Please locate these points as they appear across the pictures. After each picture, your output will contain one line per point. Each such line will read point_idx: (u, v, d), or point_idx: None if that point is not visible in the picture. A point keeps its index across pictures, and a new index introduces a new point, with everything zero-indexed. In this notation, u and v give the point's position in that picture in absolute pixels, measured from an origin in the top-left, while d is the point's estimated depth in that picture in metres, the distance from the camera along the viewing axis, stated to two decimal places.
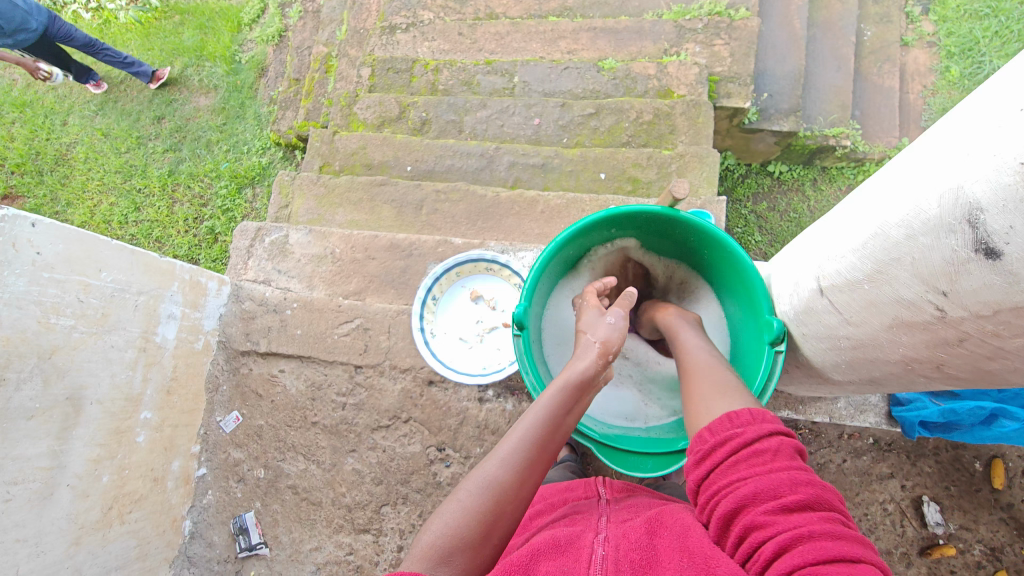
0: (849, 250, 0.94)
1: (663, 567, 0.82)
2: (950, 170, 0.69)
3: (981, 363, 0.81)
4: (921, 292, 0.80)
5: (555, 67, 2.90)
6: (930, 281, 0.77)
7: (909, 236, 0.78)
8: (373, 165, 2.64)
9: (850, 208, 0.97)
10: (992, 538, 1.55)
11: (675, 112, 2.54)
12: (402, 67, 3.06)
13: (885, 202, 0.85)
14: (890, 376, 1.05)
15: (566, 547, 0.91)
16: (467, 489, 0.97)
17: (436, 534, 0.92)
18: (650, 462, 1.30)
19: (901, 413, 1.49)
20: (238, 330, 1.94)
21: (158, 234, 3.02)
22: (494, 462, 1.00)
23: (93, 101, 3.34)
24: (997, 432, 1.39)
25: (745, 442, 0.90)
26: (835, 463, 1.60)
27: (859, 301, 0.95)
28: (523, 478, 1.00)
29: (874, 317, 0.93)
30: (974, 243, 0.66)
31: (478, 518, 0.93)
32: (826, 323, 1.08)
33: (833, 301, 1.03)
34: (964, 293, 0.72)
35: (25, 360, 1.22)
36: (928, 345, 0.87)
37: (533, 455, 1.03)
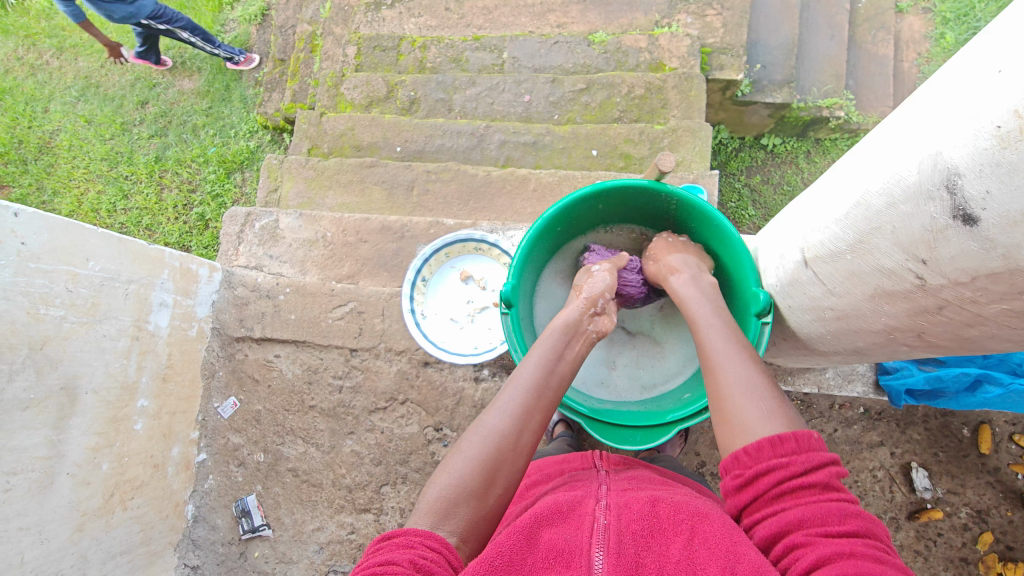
0: (832, 221, 0.94)
1: (668, 539, 0.84)
2: (931, 135, 0.69)
3: (960, 331, 0.82)
4: (901, 261, 0.81)
5: (545, 42, 2.84)
6: (909, 249, 0.78)
7: (890, 204, 0.78)
8: (363, 146, 2.60)
9: (834, 179, 0.96)
10: (980, 500, 1.59)
11: (667, 86, 2.50)
12: (388, 45, 2.99)
13: (867, 170, 0.84)
14: (876, 347, 1.06)
15: (569, 513, 0.91)
16: (470, 442, 1.04)
17: (443, 486, 0.98)
18: (639, 435, 1.33)
19: (887, 381, 1.51)
20: (231, 316, 1.94)
21: (148, 222, 2.99)
22: (493, 415, 1.07)
23: (73, 87, 3.26)
24: (981, 399, 1.42)
25: (793, 473, 0.86)
26: (826, 432, 1.62)
27: (842, 272, 0.95)
28: (521, 428, 1.06)
29: (857, 287, 0.94)
30: (952, 209, 0.66)
31: (481, 465, 0.99)
32: (811, 294, 1.09)
33: (817, 272, 1.03)
34: (942, 261, 0.72)
35: (16, 351, 1.22)
36: (910, 315, 0.87)
37: (530, 405, 1.10)
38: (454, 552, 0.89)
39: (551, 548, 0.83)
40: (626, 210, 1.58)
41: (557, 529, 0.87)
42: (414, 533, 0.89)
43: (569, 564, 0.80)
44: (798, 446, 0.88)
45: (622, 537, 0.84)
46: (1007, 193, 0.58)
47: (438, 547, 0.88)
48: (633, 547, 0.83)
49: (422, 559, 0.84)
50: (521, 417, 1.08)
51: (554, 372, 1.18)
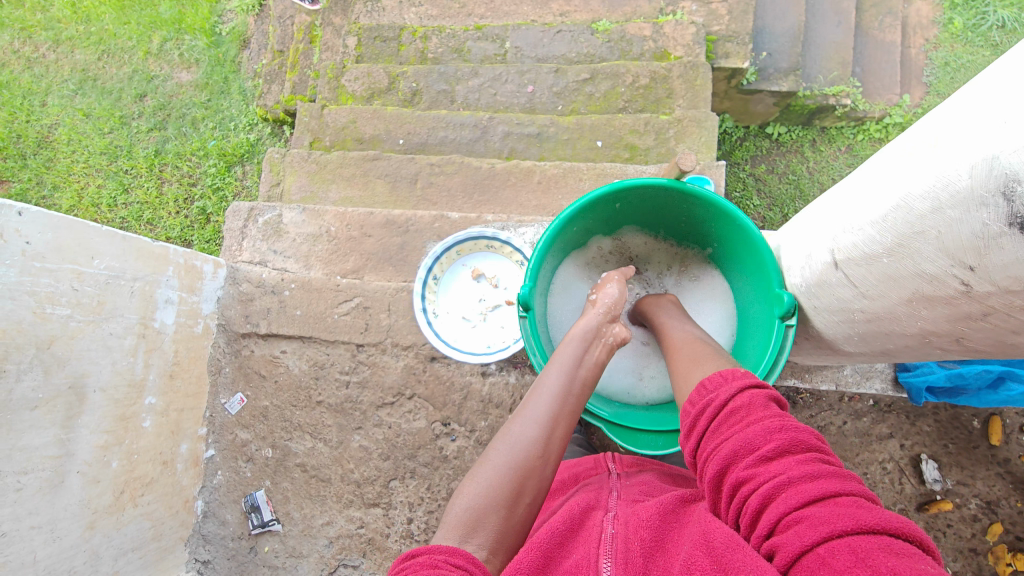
0: (868, 223, 0.93)
1: (675, 545, 0.83)
2: (984, 138, 0.67)
3: (1005, 337, 0.80)
4: (946, 266, 0.79)
5: (547, 31, 2.80)
6: (957, 255, 0.76)
7: (935, 209, 0.77)
8: (364, 139, 2.58)
9: (869, 179, 0.95)
10: (990, 492, 1.59)
11: (672, 74, 2.47)
12: (389, 35, 2.95)
13: (908, 172, 0.83)
14: (899, 347, 1.04)
15: (579, 530, 0.92)
16: (498, 453, 1.04)
17: (472, 496, 0.97)
18: (661, 439, 1.31)
19: (907, 378, 1.50)
20: (237, 312, 1.93)
21: (149, 216, 2.97)
22: (518, 424, 1.08)
23: (71, 80, 3.23)
24: (1004, 396, 1.42)
25: (720, 405, 0.94)
26: (836, 424, 1.62)
27: (877, 275, 0.94)
28: (548, 436, 1.07)
29: (893, 291, 0.93)
30: (1009, 216, 0.65)
31: (510, 471, 1.00)
32: (840, 296, 1.08)
33: (848, 274, 1.02)
34: (993, 268, 0.71)
35: (23, 351, 1.21)
36: (950, 319, 0.86)
37: (556, 413, 1.11)
38: (479, 569, 0.85)
39: (562, 569, 0.84)
40: (644, 209, 1.57)
41: (565, 548, 0.88)
42: (438, 550, 0.85)
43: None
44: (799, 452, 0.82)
45: (629, 546, 0.84)
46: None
47: (462, 565, 0.83)
48: (641, 556, 0.82)
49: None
50: (546, 427, 1.08)
51: (577, 378, 1.20)
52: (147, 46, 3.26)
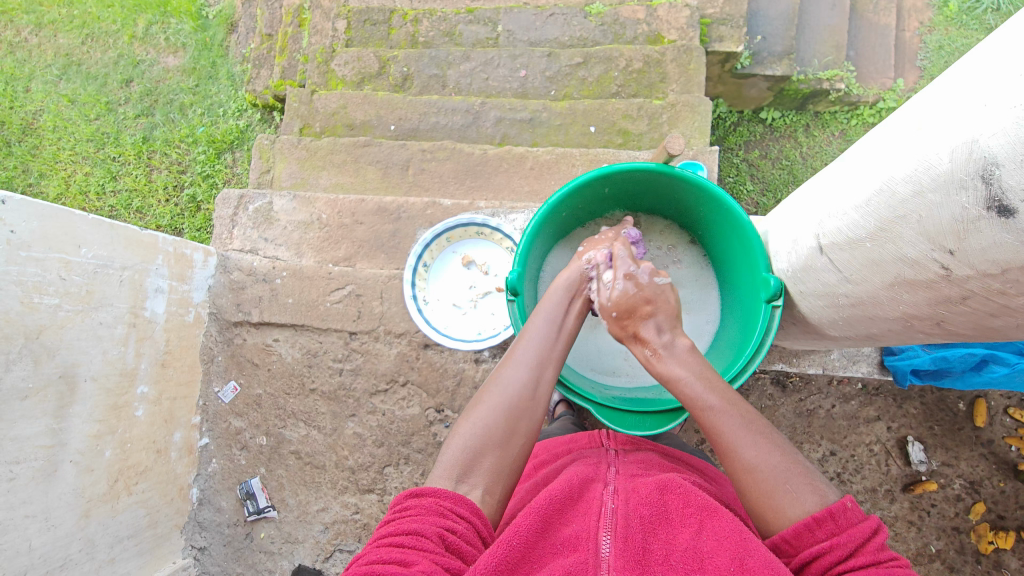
0: (851, 207, 0.93)
1: (676, 526, 0.85)
2: (965, 122, 0.67)
3: (984, 321, 0.81)
4: (924, 250, 0.80)
5: (540, 14, 2.77)
6: (936, 239, 0.77)
7: (917, 192, 0.77)
8: (355, 125, 2.55)
9: (853, 163, 0.95)
10: (973, 472, 1.62)
11: (666, 58, 2.45)
12: (379, 18, 2.90)
13: (891, 155, 0.83)
14: (888, 329, 1.05)
15: (577, 498, 0.93)
16: (488, 396, 1.07)
17: (466, 438, 1.00)
18: (649, 421, 1.31)
19: (893, 361, 1.52)
20: (228, 300, 1.92)
21: (138, 204, 2.94)
22: (509, 369, 1.11)
23: (54, 65, 3.16)
24: (987, 377, 1.43)
25: (839, 559, 0.83)
26: (824, 408, 1.64)
27: (860, 259, 0.95)
28: (537, 378, 1.11)
29: (874, 275, 0.93)
30: (988, 200, 0.65)
31: (503, 414, 1.03)
32: (825, 280, 1.08)
33: (833, 259, 1.03)
34: (972, 252, 0.72)
35: (12, 341, 1.20)
36: (929, 303, 0.87)
37: (542, 357, 1.15)
38: (479, 521, 0.91)
39: (561, 536, 0.85)
40: (630, 193, 1.57)
41: (564, 515, 0.89)
42: (444, 498, 0.90)
43: (577, 550, 0.82)
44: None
45: (629, 522, 0.86)
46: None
47: (469, 516, 0.89)
48: (640, 532, 0.84)
49: (451, 532, 0.85)
50: (532, 370, 1.12)
51: (564, 326, 1.24)
52: (133, 30, 3.20)
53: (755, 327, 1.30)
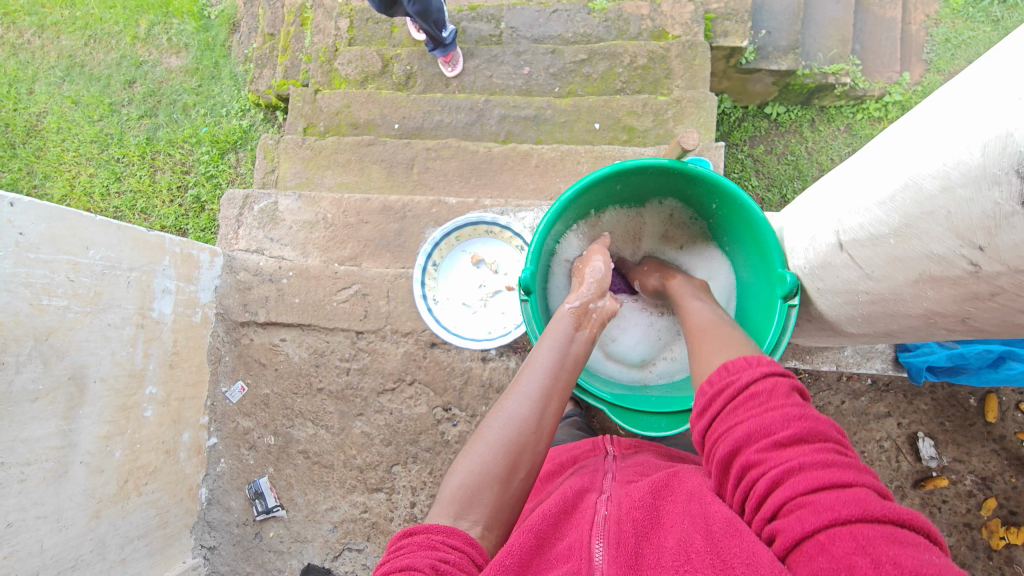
0: (874, 203, 0.92)
1: (666, 526, 0.83)
2: (997, 113, 0.66)
3: (1011, 316, 0.81)
4: (954, 247, 0.79)
5: (543, 11, 2.76)
6: (966, 235, 0.76)
7: (944, 188, 0.76)
8: (359, 124, 2.55)
9: (877, 158, 0.94)
10: (984, 468, 1.61)
11: (671, 54, 2.44)
12: (382, 17, 2.90)
13: (918, 150, 0.82)
14: (901, 323, 1.04)
15: (571, 510, 0.92)
16: (491, 429, 1.02)
17: (465, 474, 0.96)
18: (664, 420, 1.31)
19: (907, 358, 1.51)
20: (235, 300, 1.92)
21: (143, 205, 2.94)
22: (511, 400, 1.07)
23: (58, 66, 3.16)
24: (1004, 374, 1.43)
25: (739, 389, 0.90)
26: (834, 404, 1.64)
27: (882, 256, 0.94)
28: (540, 412, 1.05)
29: (899, 272, 0.93)
30: (1021, 194, 0.64)
31: (503, 448, 0.98)
32: (845, 277, 1.08)
33: (853, 256, 1.02)
34: (1003, 248, 0.71)
35: (22, 343, 1.21)
36: (956, 300, 0.86)
37: (547, 388, 1.09)
38: (477, 549, 0.88)
39: (556, 551, 0.84)
40: (642, 189, 1.56)
41: (558, 527, 0.89)
42: (436, 532, 0.87)
43: (570, 560, 0.81)
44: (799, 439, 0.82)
45: (621, 527, 0.85)
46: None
47: (463, 549, 0.86)
48: (632, 537, 0.83)
49: (443, 563, 0.82)
50: (535, 402, 1.06)
51: (569, 354, 1.19)
52: (135, 31, 3.19)
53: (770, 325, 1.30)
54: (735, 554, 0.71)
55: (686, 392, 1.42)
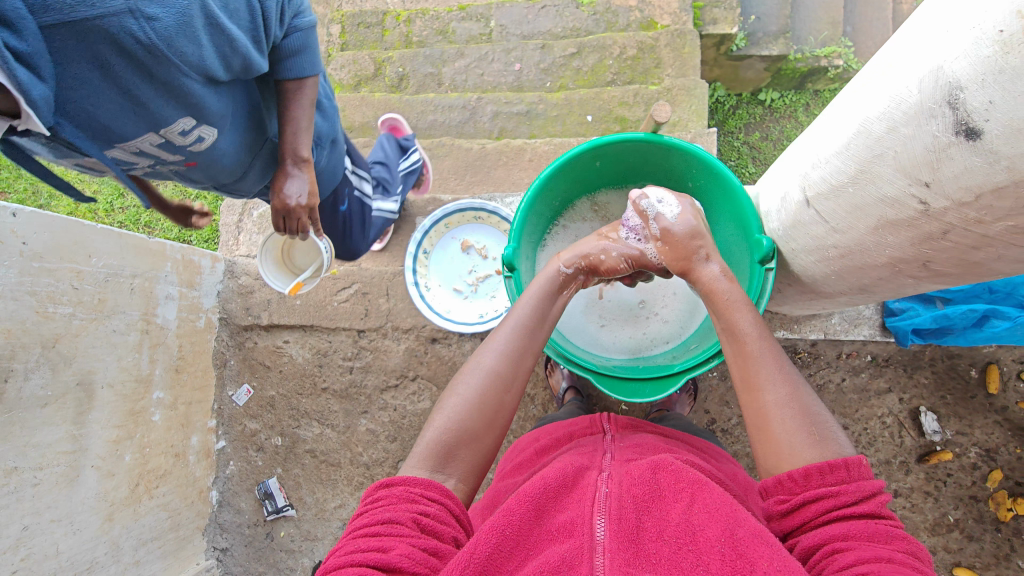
0: (832, 154, 0.93)
1: (668, 504, 0.83)
2: (930, 51, 0.70)
3: (967, 255, 0.82)
4: (904, 187, 0.81)
5: (532, 7, 2.78)
6: (913, 173, 0.78)
7: (891, 129, 0.79)
8: (354, 127, 2.58)
9: (831, 114, 0.97)
10: (987, 440, 1.59)
11: (660, 44, 2.46)
12: (372, 21, 2.92)
13: (864, 97, 0.85)
14: (880, 280, 1.04)
15: (571, 486, 0.90)
16: (466, 384, 1.03)
17: (441, 428, 0.97)
18: (648, 387, 1.33)
19: (894, 322, 1.54)
20: (237, 305, 1.95)
21: (147, 219, 2.99)
22: (486, 355, 1.06)
23: None
24: (988, 333, 1.42)
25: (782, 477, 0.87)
26: (834, 382, 1.65)
27: (844, 207, 0.95)
28: (515, 371, 1.05)
29: (860, 221, 0.93)
30: (956, 124, 0.67)
31: (478, 407, 0.99)
32: (814, 234, 1.08)
33: (819, 211, 1.03)
34: (946, 181, 0.73)
35: (29, 350, 1.24)
36: (913, 244, 0.87)
37: (522, 347, 1.09)
38: (454, 500, 0.90)
39: (555, 523, 0.83)
40: (622, 169, 1.56)
41: (561, 501, 0.86)
42: (415, 484, 0.89)
43: (575, 533, 0.79)
44: (849, 476, 0.82)
45: (622, 503, 0.83)
46: (1012, 100, 0.59)
47: (444, 503, 0.88)
48: (634, 512, 0.82)
49: (424, 516, 0.84)
50: (508, 359, 1.06)
51: (547, 312, 1.16)
52: None
53: (748, 291, 1.29)
54: (762, 556, 0.73)
55: (668, 360, 1.42)
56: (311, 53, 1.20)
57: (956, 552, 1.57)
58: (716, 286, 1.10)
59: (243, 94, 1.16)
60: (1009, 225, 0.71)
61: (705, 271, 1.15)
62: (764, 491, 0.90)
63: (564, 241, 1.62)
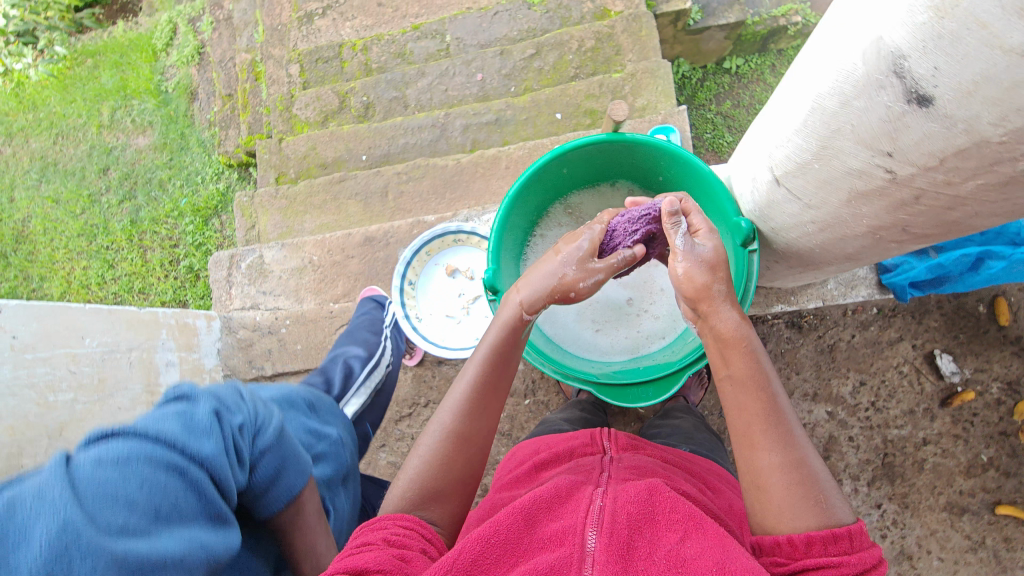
0: (792, 132, 0.92)
1: (661, 530, 0.81)
2: (868, 22, 0.69)
3: (944, 216, 0.80)
4: (867, 158, 0.80)
5: (485, 16, 2.78)
6: (873, 144, 0.77)
7: (843, 103, 0.78)
8: (328, 163, 2.58)
9: (785, 93, 0.95)
10: (1008, 372, 1.57)
11: (617, 31, 2.46)
12: (329, 55, 2.93)
13: (813, 73, 0.84)
14: (865, 246, 1.02)
15: (566, 498, 0.89)
16: (433, 437, 1.03)
17: (404, 486, 0.98)
18: (651, 389, 1.33)
19: (890, 279, 1.52)
20: (240, 360, 1.94)
21: (140, 285, 2.98)
22: (443, 411, 1.06)
23: (32, 170, 3.23)
24: (986, 275, 1.41)
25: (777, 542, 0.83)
26: (845, 340, 1.63)
27: (813, 182, 0.94)
28: (473, 424, 1.04)
29: (831, 195, 0.93)
30: (906, 94, 0.66)
31: (438, 465, 0.99)
32: (790, 211, 1.07)
33: (790, 188, 1.02)
34: (907, 149, 0.72)
35: (36, 444, 1.24)
36: (892, 208, 0.86)
37: (477, 398, 1.07)
38: (428, 529, 0.90)
39: (547, 531, 0.82)
40: (590, 171, 1.54)
41: (554, 511, 0.86)
42: (389, 517, 0.89)
43: (566, 543, 0.79)
44: (852, 545, 0.79)
45: (616, 517, 0.82)
46: (955, 65, 0.58)
47: (424, 535, 0.89)
48: (626, 528, 0.80)
49: (395, 536, 0.85)
50: (477, 408, 1.06)
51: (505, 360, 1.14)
52: (99, 119, 3.26)
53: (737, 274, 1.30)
54: None
55: (666, 358, 1.42)
56: (292, 461, 0.95)
57: (994, 491, 1.54)
58: (731, 329, 1.03)
59: (219, 574, 0.86)
60: (981, 182, 0.69)
61: (725, 313, 1.05)
62: (759, 547, 0.85)
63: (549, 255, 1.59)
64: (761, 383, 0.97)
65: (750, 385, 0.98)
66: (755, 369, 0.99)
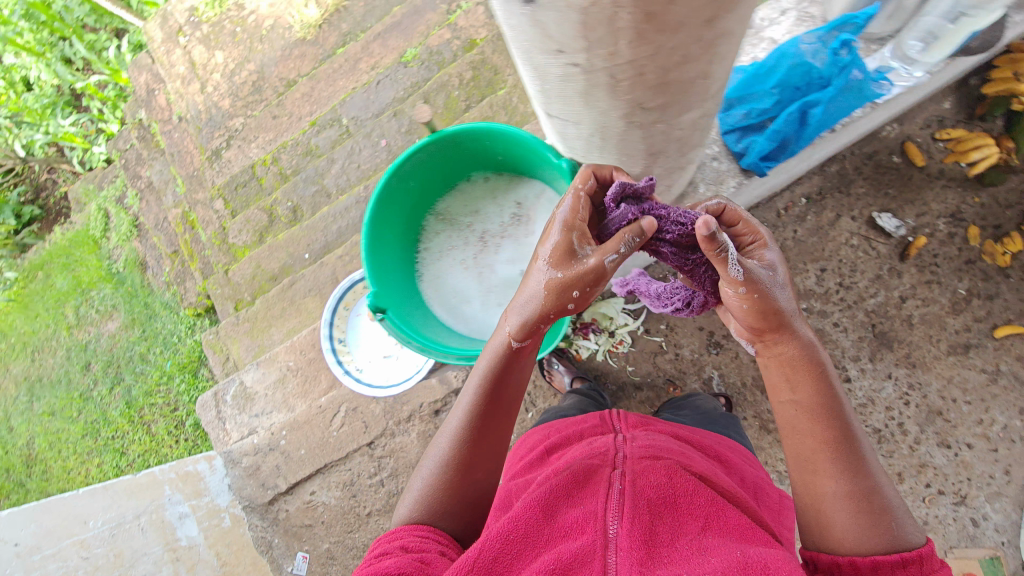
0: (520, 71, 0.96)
1: (682, 518, 0.85)
2: None
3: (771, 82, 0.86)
4: (560, 64, 0.82)
5: (369, 89, 2.92)
6: (547, 49, 0.79)
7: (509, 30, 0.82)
8: (277, 274, 2.64)
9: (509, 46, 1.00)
10: (947, 206, 1.58)
11: (487, 55, 2.61)
12: (245, 178, 3.03)
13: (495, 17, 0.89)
14: (655, 140, 1.05)
15: (583, 485, 0.91)
16: (436, 459, 1.00)
17: (408, 509, 0.97)
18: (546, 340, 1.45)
19: (748, 163, 1.46)
20: (254, 486, 1.94)
21: (155, 460, 2.94)
22: (445, 432, 1.03)
23: (19, 393, 3.22)
24: (816, 123, 1.39)
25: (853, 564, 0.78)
26: (791, 238, 1.64)
27: (559, 102, 0.96)
28: (476, 445, 1.00)
29: (584, 107, 0.94)
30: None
31: (443, 489, 0.97)
32: (578, 138, 1.09)
33: (559, 117, 1.03)
34: (564, 39, 0.74)
35: None
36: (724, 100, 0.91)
37: (479, 422, 1.01)
38: (440, 534, 0.91)
39: (567, 521, 0.85)
40: (437, 173, 1.62)
41: (575, 497, 0.89)
42: (406, 530, 0.90)
43: (588, 532, 0.81)
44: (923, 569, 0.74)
45: (636, 503, 0.85)
46: None
47: (441, 539, 0.91)
48: (646, 516, 0.84)
49: (412, 541, 0.86)
50: (479, 428, 1.01)
51: (506, 380, 1.04)
52: (66, 321, 3.23)
53: None
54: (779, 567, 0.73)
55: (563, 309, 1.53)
56: None
57: (986, 317, 1.53)
58: (791, 359, 0.91)
59: None
60: (629, 41, 0.73)
61: (785, 345, 0.92)
62: (815, 564, 0.82)
63: (438, 261, 1.70)
64: (822, 392, 0.89)
65: (819, 403, 0.88)
66: (822, 381, 0.90)
